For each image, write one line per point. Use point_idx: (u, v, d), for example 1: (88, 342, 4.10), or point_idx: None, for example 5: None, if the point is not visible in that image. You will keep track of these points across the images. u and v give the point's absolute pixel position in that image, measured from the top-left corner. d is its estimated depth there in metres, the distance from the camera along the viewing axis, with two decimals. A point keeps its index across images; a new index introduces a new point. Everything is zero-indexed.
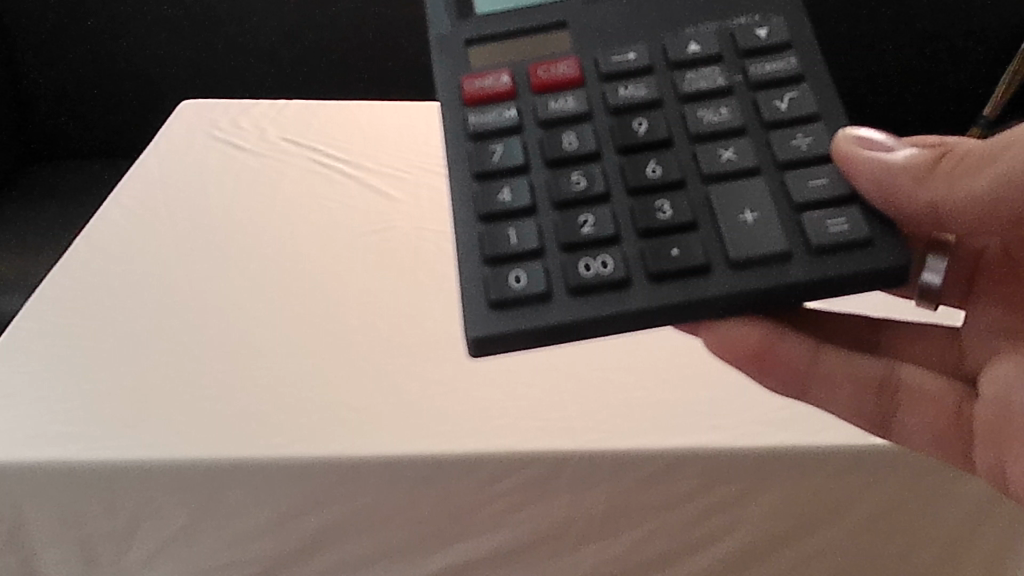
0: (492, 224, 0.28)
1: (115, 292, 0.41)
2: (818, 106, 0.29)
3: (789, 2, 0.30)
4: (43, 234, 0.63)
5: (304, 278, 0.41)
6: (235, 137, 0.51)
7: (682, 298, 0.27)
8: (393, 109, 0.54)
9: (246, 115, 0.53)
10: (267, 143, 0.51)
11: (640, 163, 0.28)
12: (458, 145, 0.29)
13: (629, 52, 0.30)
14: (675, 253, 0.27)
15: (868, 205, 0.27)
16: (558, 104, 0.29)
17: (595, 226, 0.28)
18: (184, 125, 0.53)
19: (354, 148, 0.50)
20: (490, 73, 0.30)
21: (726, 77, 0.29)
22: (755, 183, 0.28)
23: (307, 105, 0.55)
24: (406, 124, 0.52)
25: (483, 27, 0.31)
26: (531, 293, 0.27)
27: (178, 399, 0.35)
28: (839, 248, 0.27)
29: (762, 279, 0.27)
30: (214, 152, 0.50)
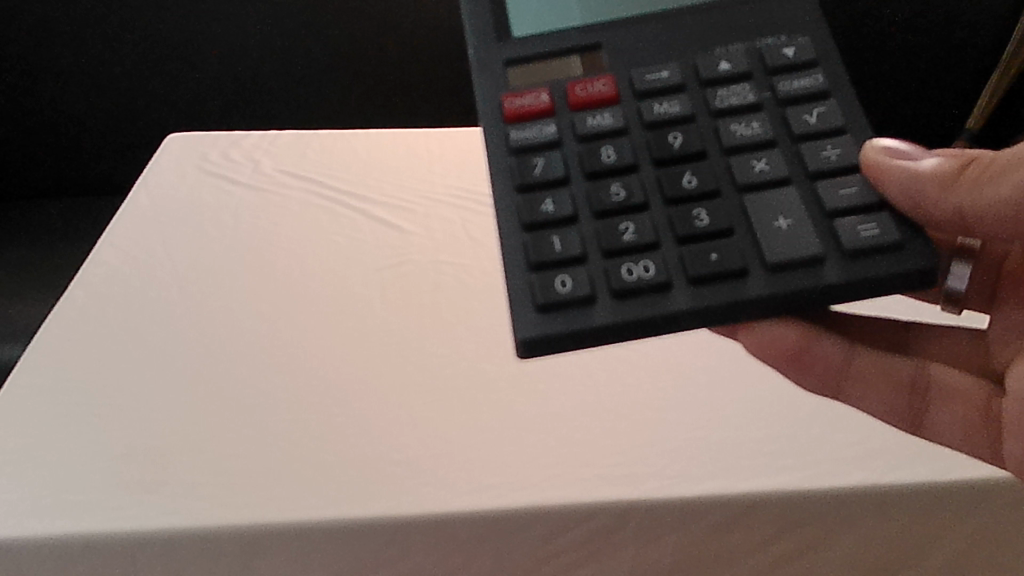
0: (536, 232, 0.29)
1: (121, 339, 0.43)
2: (844, 120, 0.30)
3: (813, 24, 0.32)
4: (53, 274, 0.65)
5: (325, 315, 0.44)
6: (231, 172, 0.55)
7: (722, 300, 0.27)
8: (390, 138, 0.57)
9: (236, 147, 0.57)
10: (260, 175, 0.54)
11: (676, 173, 0.29)
12: (500, 162, 0.30)
13: (663, 71, 0.31)
14: (715, 256, 0.27)
15: (895, 211, 0.28)
16: (595, 121, 0.31)
17: (636, 234, 0.28)
18: (169, 161, 0.56)
19: (354, 180, 0.53)
20: (530, 92, 0.31)
21: (756, 92, 0.30)
22: (788, 192, 0.28)
23: (297, 135, 0.58)
24: (407, 151, 0.56)
25: (521, 49, 0.33)
26: (577, 297, 0.27)
27: (200, 459, 0.37)
28: (873, 251, 0.27)
29: (800, 282, 0.27)
30: (212, 187, 0.53)
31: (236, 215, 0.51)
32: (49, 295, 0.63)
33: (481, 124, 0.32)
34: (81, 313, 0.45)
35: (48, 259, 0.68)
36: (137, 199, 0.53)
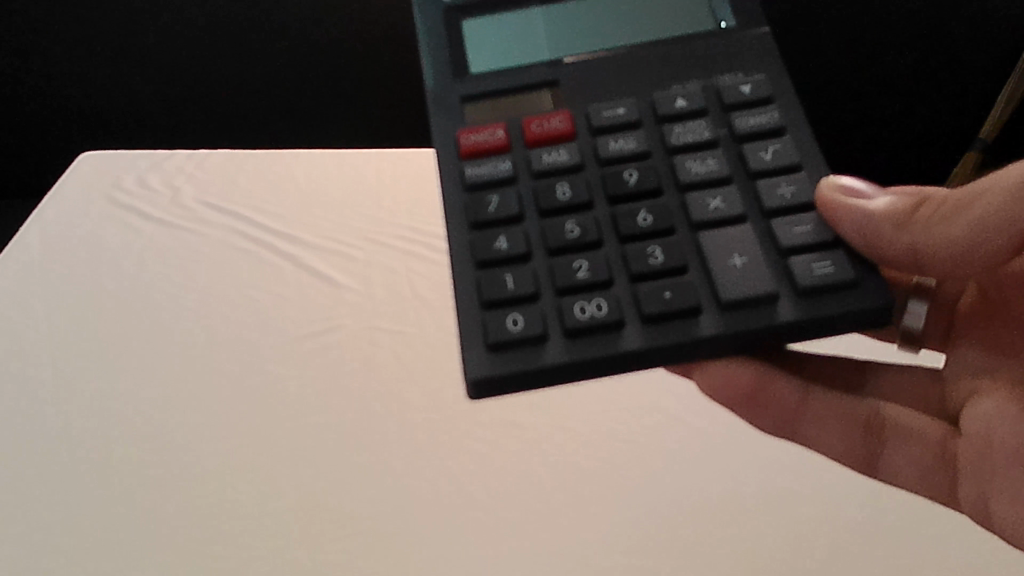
0: (489, 270, 0.28)
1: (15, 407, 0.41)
2: (799, 157, 0.29)
3: (770, 61, 0.32)
4: None
5: (255, 361, 0.41)
6: (147, 204, 0.51)
7: (676, 340, 0.27)
8: (334, 160, 0.53)
9: (158, 171, 0.53)
10: (181, 208, 0.51)
11: (631, 210, 0.29)
12: (454, 198, 0.30)
13: (619, 107, 0.31)
14: (668, 294, 0.27)
15: (851, 248, 0.27)
16: (550, 156, 0.30)
17: (589, 272, 0.28)
18: (72, 191, 0.53)
19: (290, 217, 0.50)
20: (485, 128, 0.31)
21: (713, 129, 0.30)
22: (742, 230, 0.28)
23: (227, 154, 0.54)
24: (351, 180, 0.52)
25: (479, 86, 0.32)
26: (527, 336, 0.27)
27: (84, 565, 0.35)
28: (827, 290, 0.27)
29: (753, 321, 0.27)
30: (118, 225, 0.50)
31: (143, 263, 0.48)
32: None
33: (436, 160, 0.31)
34: None
35: None
36: (33, 238, 0.50)
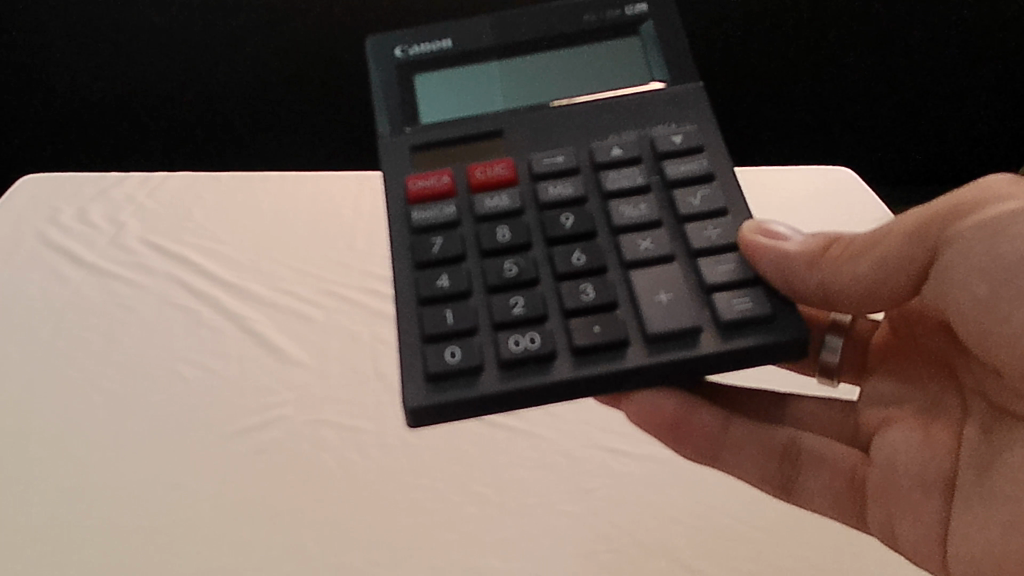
0: (431, 307, 0.30)
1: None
2: (725, 203, 0.31)
3: (702, 111, 0.34)
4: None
5: (207, 428, 0.46)
6: (91, 240, 0.58)
7: (605, 371, 0.28)
8: (297, 188, 0.62)
9: (104, 200, 0.62)
10: (129, 245, 0.58)
11: (566, 250, 0.30)
12: (401, 240, 0.31)
13: (558, 155, 0.33)
14: (597, 328, 0.29)
15: (769, 285, 0.29)
16: (492, 201, 0.32)
17: (525, 308, 0.29)
18: (10, 216, 0.60)
19: (248, 266, 0.56)
20: (433, 174, 0.33)
21: (646, 175, 0.32)
22: (670, 270, 0.30)
23: (184, 181, 0.63)
24: (306, 203, 0.60)
25: (426, 134, 0.34)
26: (464, 367, 0.28)
27: None
28: (746, 324, 0.28)
29: (676, 354, 0.28)
30: (64, 260, 0.57)
31: (87, 295, 0.55)
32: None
33: (385, 204, 0.33)
34: None
35: None
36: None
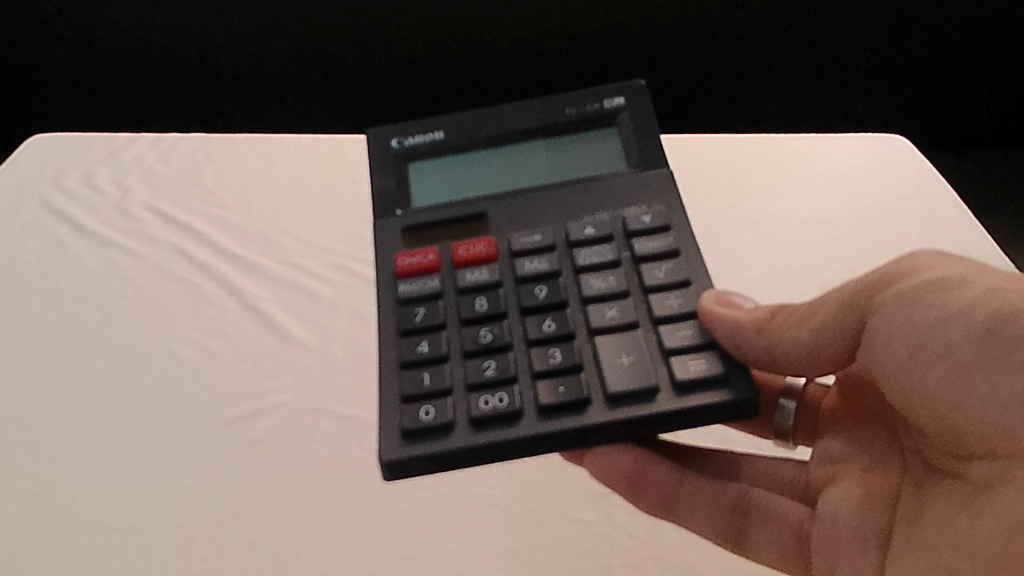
0: (412, 369, 0.39)
1: (71, 368, 0.62)
2: (687, 275, 0.40)
3: (667, 200, 0.43)
4: (22, 189, 0.84)
5: (232, 399, 0.59)
6: (99, 200, 0.83)
7: (568, 425, 0.36)
8: (250, 161, 0.87)
9: (113, 162, 0.87)
10: (141, 210, 0.81)
11: (537, 319, 0.40)
12: (391, 309, 0.41)
13: (536, 236, 0.43)
14: (561, 389, 0.37)
15: (722, 348, 0.38)
16: (473, 275, 0.42)
17: (497, 371, 0.38)
18: (29, 167, 0.87)
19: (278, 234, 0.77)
20: (420, 254, 0.43)
21: (614, 253, 0.41)
22: (634, 333, 0.39)
23: (196, 145, 0.89)
24: (332, 167, 0.85)
25: (417, 218, 0.45)
26: (437, 424, 0.37)
27: (84, 546, 0.51)
28: (700, 384, 0.37)
29: (631, 411, 0.37)
30: (55, 215, 0.81)
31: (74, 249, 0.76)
32: (17, 211, 0.82)
33: (379, 280, 0.43)
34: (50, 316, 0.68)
35: (25, 192, 0.84)
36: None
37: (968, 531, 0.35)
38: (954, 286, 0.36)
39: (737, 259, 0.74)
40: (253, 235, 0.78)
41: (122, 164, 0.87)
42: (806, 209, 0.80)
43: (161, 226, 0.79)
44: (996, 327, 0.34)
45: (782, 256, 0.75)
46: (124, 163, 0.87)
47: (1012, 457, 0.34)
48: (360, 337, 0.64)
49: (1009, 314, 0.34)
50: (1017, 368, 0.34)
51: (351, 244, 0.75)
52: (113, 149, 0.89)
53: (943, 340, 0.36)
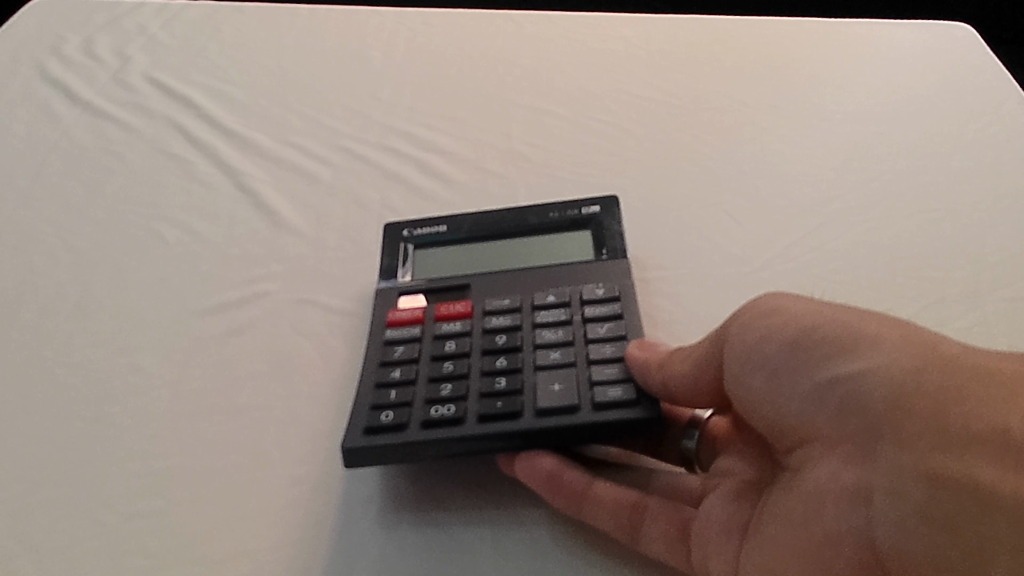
0: (380, 387, 0.44)
1: (48, 234, 0.58)
2: (626, 332, 0.46)
3: (621, 283, 0.49)
4: (17, 42, 0.80)
5: (209, 282, 0.54)
6: (96, 61, 0.78)
7: (501, 430, 0.41)
8: (262, 31, 0.82)
9: (117, 26, 0.83)
10: (140, 72, 0.76)
11: (492, 358, 0.45)
12: (376, 346, 0.47)
13: (505, 300, 0.49)
14: (499, 405, 0.42)
15: (637, 381, 0.42)
16: (447, 325, 0.47)
17: (450, 390, 0.43)
18: (29, 25, 0.82)
19: (286, 102, 0.72)
20: (408, 309, 0.49)
21: (567, 313, 0.47)
22: (570, 369, 0.44)
23: (205, 14, 0.84)
24: (346, 44, 0.80)
25: (415, 284, 0.51)
26: (393, 424, 0.41)
27: (30, 420, 0.46)
28: (615, 405, 0.42)
29: (557, 422, 0.41)
30: (49, 70, 0.76)
31: (68, 102, 0.72)
32: (8, 63, 0.77)
33: (372, 328, 0.48)
34: (35, 172, 0.64)
35: (20, 46, 0.80)
36: None
37: (779, 510, 0.36)
38: (777, 312, 0.39)
39: (780, 138, 0.68)
40: (254, 110, 0.72)
41: (124, 32, 0.82)
42: (860, 98, 0.73)
43: (156, 96, 0.73)
44: (799, 338, 0.37)
45: (833, 136, 0.68)
46: (126, 30, 0.82)
47: (811, 444, 0.36)
48: (358, 229, 0.59)
49: (811, 328, 0.37)
50: (813, 369, 0.36)
51: (356, 124, 0.70)
52: (119, 16, 0.84)
53: (760, 354, 0.38)
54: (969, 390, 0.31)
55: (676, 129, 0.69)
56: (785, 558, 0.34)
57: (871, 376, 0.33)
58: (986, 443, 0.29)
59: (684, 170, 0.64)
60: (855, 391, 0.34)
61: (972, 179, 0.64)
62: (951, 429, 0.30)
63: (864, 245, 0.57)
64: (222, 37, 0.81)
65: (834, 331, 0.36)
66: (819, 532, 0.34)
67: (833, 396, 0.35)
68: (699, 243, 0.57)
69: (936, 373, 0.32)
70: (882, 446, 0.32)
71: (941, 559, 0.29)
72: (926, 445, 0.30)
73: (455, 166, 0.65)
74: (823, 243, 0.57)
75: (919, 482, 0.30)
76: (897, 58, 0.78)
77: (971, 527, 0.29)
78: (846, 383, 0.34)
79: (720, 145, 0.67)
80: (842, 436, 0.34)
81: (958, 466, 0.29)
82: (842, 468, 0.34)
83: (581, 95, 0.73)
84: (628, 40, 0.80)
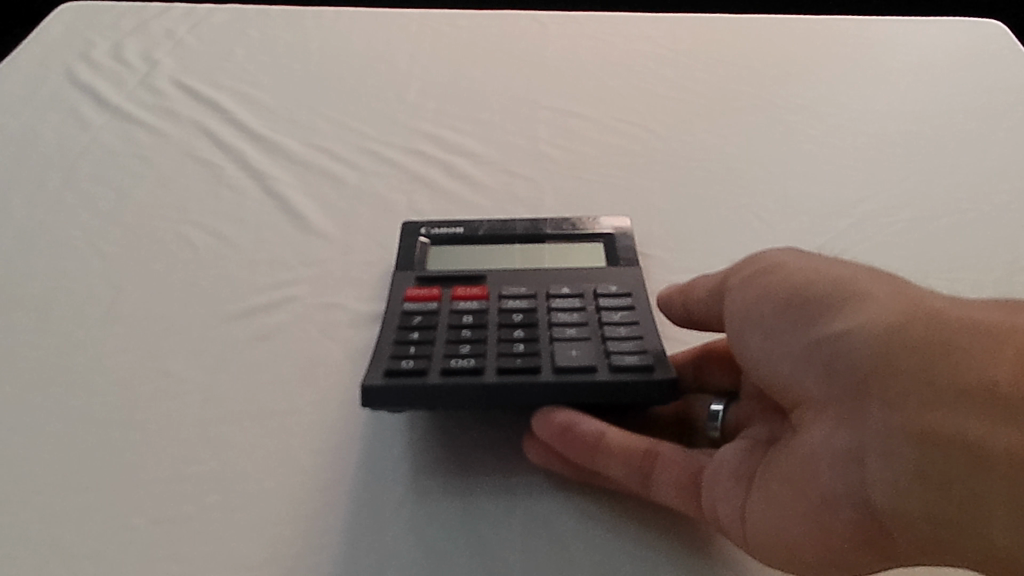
0: (400, 343, 0.44)
1: (79, 239, 0.59)
2: (640, 318, 0.46)
3: (635, 284, 0.50)
4: (46, 48, 0.81)
5: (238, 285, 0.55)
6: (124, 65, 0.78)
7: (520, 383, 0.41)
8: (288, 34, 0.82)
9: (144, 30, 0.83)
10: (167, 76, 0.77)
11: (510, 329, 0.45)
12: (395, 316, 0.46)
13: (521, 289, 0.49)
14: (518, 363, 0.42)
15: (655, 354, 0.43)
16: (466, 302, 0.47)
17: (469, 350, 0.43)
18: (58, 30, 0.83)
19: (312, 105, 0.73)
20: (425, 289, 0.49)
21: (583, 302, 0.47)
22: (586, 342, 0.44)
23: (230, 18, 0.85)
24: (371, 46, 0.80)
25: (431, 272, 0.51)
26: (413, 370, 0.41)
27: (63, 422, 0.47)
28: (631, 370, 0.42)
29: (575, 380, 0.41)
30: (78, 75, 0.77)
31: (97, 108, 0.73)
32: (37, 68, 0.78)
33: (389, 304, 0.48)
34: (65, 177, 0.65)
35: (48, 51, 0.80)
36: (13, 72, 0.77)
37: (778, 466, 0.35)
38: (775, 271, 0.38)
39: (808, 137, 0.68)
40: (281, 114, 0.72)
41: (151, 36, 0.83)
42: (888, 96, 0.72)
43: (184, 100, 0.74)
44: (793, 297, 0.36)
45: (862, 136, 0.68)
46: (154, 35, 0.83)
47: (807, 403, 0.35)
48: (385, 232, 0.59)
49: (803, 287, 0.36)
50: (806, 327, 0.35)
51: (382, 127, 0.70)
52: (146, 21, 0.85)
53: (758, 316, 0.38)
54: (957, 346, 0.30)
55: (703, 129, 0.69)
56: (787, 515, 0.34)
57: (859, 332, 0.33)
58: (975, 399, 0.29)
59: (711, 172, 0.64)
60: (845, 346, 0.33)
61: (1004, 178, 0.63)
62: (941, 387, 0.30)
63: (895, 246, 0.57)
64: (248, 40, 0.82)
65: (826, 290, 0.36)
66: (815, 492, 0.33)
67: (825, 353, 0.34)
68: (727, 243, 0.57)
69: (924, 322, 0.32)
70: (872, 402, 0.31)
71: (938, 516, 0.29)
72: (917, 402, 0.30)
73: (481, 168, 0.65)
74: (853, 245, 0.57)
75: (908, 440, 0.30)
76: (926, 56, 0.77)
77: (965, 486, 0.29)
78: (836, 340, 0.33)
79: (748, 147, 0.67)
80: (829, 395, 0.33)
81: (948, 423, 0.29)
82: (837, 427, 0.33)
83: (607, 95, 0.73)
84: (653, 40, 0.80)
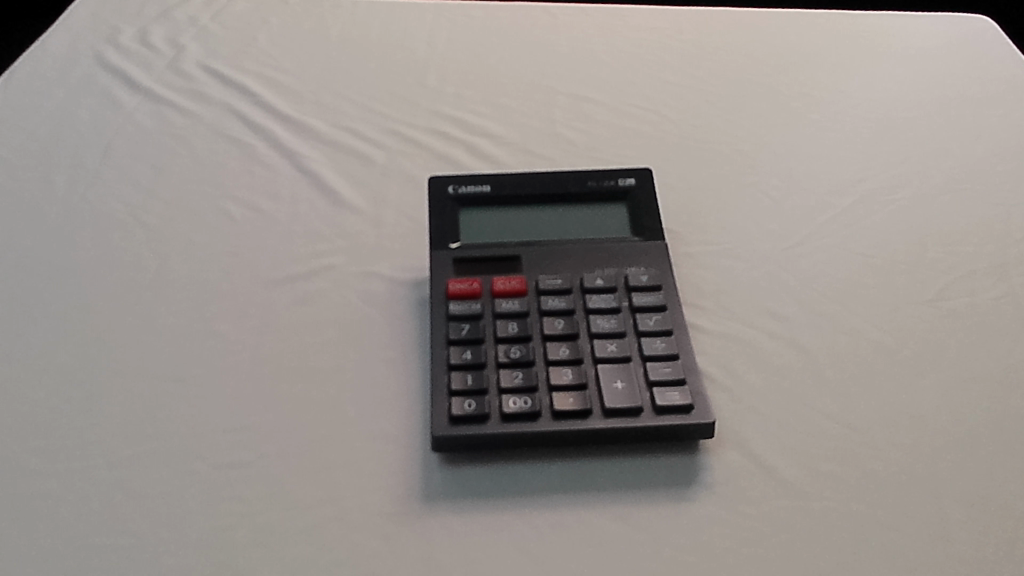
0: (457, 370, 0.47)
1: (122, 211, 0.62)
2: (672, 326, 0.49)
3: (663, 272, 0.52)
4: (72, 32, 0.83)
5: (278, 255, 0.58)
6: (150, 50, 0.81)
7: (572, 429, 0.44)
8: (308, 22, 0.85)
9: (167, 17, 0.86)
10: (193, 61, 0.80)
11: (554, 343, 0.48)
12: (443, 323, 0.49)
13: (557, 279, 0.51)
14: (570, 400, 0.45)
15: (692, 388, 0.46)
16: (507, 303, 0.50)
17: (522, 380, 0.46)
18: (83, 16, 0.86)
19: (336, 89, 0.76)
20: (466, 281, 0.51)
21: (617, 300, 0.50)
22: (627, 365, 0.47)
23: (251, 6, 0.87)
24: (390, 34, 0.83)
25: (466, 251, 0.53)
26: (475, 415, 0.45)
27: (120, 378, 0.50)
28: (673, 411, 0.45)
29: (623, 424, 0.44)
30: (106, 59, 0.79)
31: (128, 90, 0.75)
32: (66, 52, 0.80)
33: (433, 297, 0.51)
34: (103, 155, 0.67)
35: (75, 36, 0.83)
36: (43, 55, 0.79)
37: None
38: None
39: (811, 123, 0.71)
40: (307, 98, 0.75)
41: (175, 22, 0.85)
42: (888, 84, 0.76)
43: (213, 84, 0.76)
44: None
45: (864, 122, 0.71)
46: (178, 21, 0.85)
47: None
48: (415, 207, 0.62)
49: None
50: None
51: (405, 109, 0.73)
52: (168, 7, 0.87)
53: None
54: None
55: (712, 114, 0.72)
56: None
57: None
58: None
59: (722, 153, 0.67)
60: None
61: (997, 159, 0.67)
62: None
63: (900, 222, 0.60)
64: (270, 28, 0.84)
65: None
66: None
67: None
68: (740, 218, 0.61)
69: None
70: None
71: None
72: None
73: (503, 149, 0.68)
74: (858, 221, 0.60)
75: None
76: (919, 48, 0.81)
77: None
78: None
79: (755, 131, 0.70)
80: None
81: None
82: None
83: (618, 81, 0.76)
84: (660, 31, 0.84)
